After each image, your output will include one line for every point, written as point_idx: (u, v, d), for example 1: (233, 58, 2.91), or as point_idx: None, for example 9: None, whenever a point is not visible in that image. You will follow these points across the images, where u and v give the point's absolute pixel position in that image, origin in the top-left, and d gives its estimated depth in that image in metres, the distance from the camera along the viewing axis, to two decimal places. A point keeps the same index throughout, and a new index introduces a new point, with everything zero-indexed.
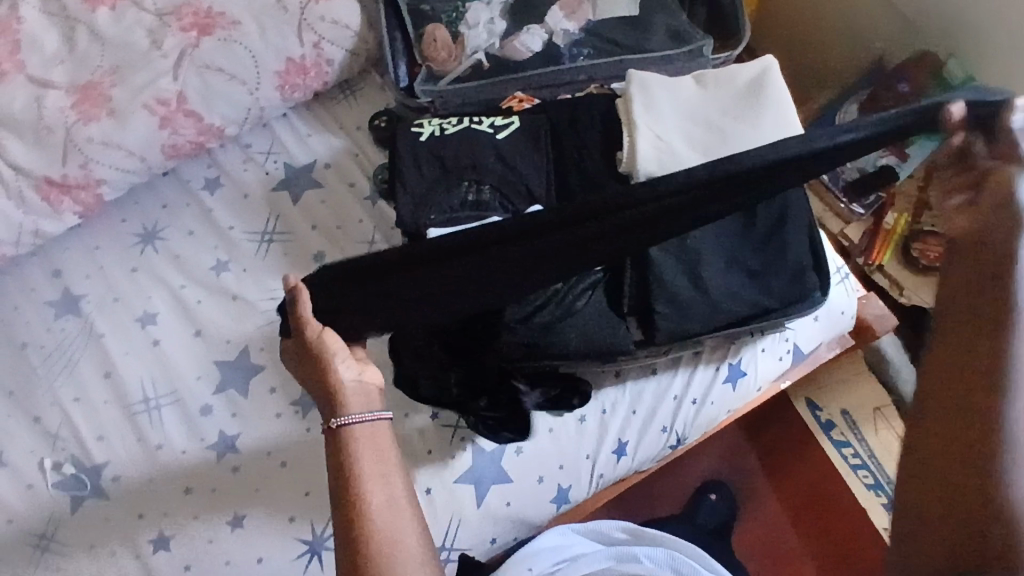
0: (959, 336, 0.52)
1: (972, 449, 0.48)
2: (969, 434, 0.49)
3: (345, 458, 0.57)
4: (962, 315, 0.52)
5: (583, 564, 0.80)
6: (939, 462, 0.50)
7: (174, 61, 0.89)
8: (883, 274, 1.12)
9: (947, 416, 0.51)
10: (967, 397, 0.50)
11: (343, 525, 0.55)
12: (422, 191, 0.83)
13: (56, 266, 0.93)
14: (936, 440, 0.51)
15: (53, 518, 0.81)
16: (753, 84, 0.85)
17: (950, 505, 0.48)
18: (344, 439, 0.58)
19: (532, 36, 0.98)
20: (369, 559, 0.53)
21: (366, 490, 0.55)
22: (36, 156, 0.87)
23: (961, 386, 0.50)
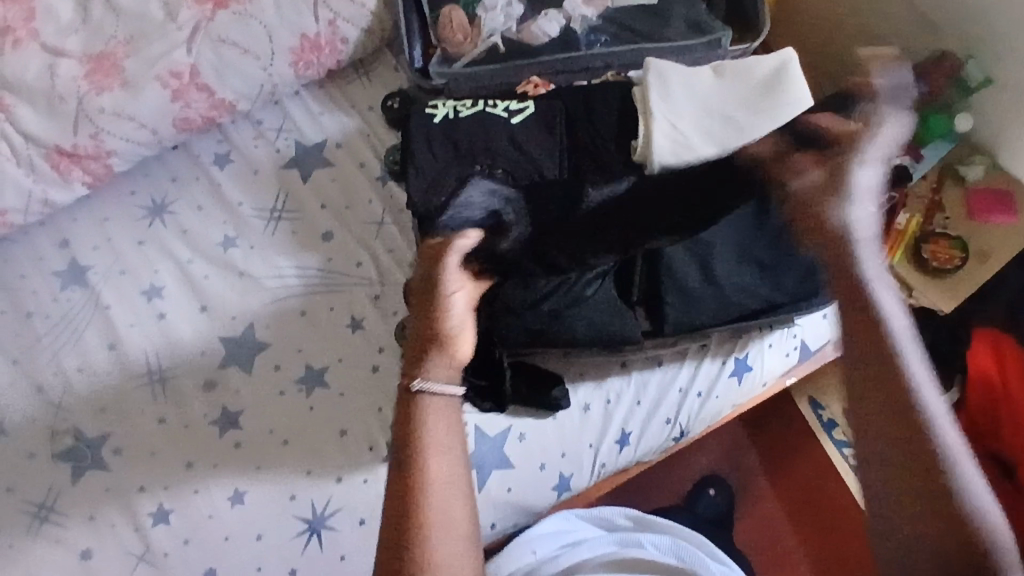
0: (872, 356, 0.57)
1: (929, 450, 0.52)
2: (921, 438, 0.53)
3: (414, 424, 0.60)
4: (867, 335, 0.57)
5: (585, 547, 0.83)
6: (898, 489, 0.54)
7: (189, 34, 0.88)
8: (893, 275, 1.11)
9: (884, 446, 0.54)
10: (902, 410, 0.54)
11: (398, 490, 0.57)
12: (433, 174, 0.82)
13: (63, 236, 0.93)
14: (886, 470, 0.54)
15: (53, 488, 0.81)
16: (771, 77, 0.84)
17: (933, 504, 0.52)
18: (417, 403, 0.61)
19: (550, 21, 0.97)
20: (411, 529, 0.55)
21: (426, 460, 0.58)
22: (46, 124, 0.86)
23: (893, 402, 0.55)
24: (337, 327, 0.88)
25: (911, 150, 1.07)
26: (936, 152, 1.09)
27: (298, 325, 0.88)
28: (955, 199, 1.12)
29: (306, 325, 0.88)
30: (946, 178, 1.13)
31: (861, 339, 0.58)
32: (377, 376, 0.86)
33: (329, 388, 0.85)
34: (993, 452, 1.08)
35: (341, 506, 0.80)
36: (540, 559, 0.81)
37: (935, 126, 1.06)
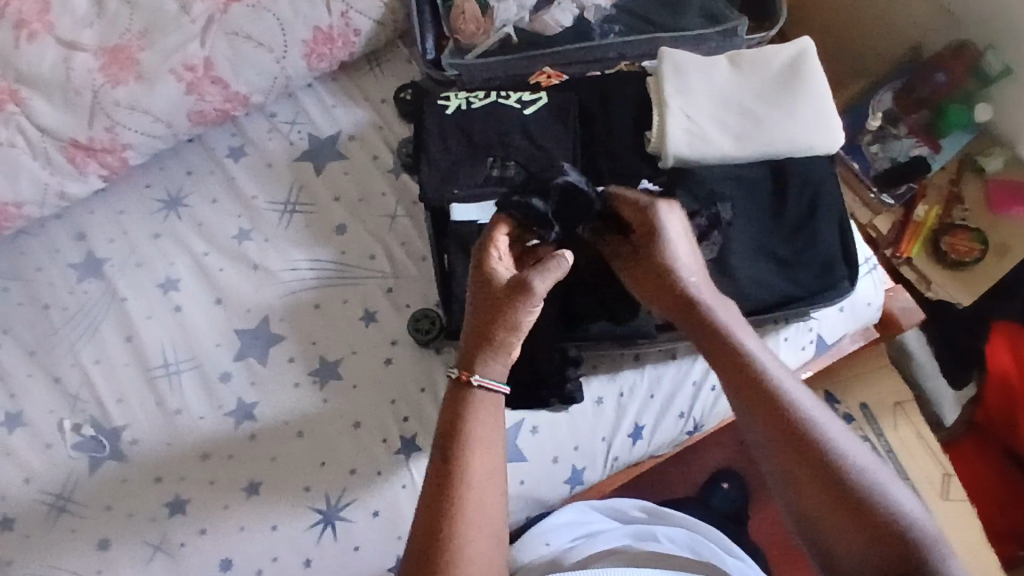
0: (749, 385, 0.63)
1: (822, 459, 0.59)
2: (812, 450, 0.60)
3: (459, 417, 0.62)
4: (740, 373, 0.64)
5: (600, 539, 0.81)
6: (806, 481, 0.59)
7: (203, 26, 0.88)
8: (910, 267, 1.10)
9: (777, 444, 0.61)
10: (790, 431, 0.61)
11: (437, 483, 0.59)
12: (447, 166, 0.83)
13: (80, 229, 0.94)
14: (789, 466, 0.60)
15: (71, 478, 0.82)
16: (788, 68, 0.83)
17: (843, 506, 0.57)
18: (469, 396, 0.64)
19: (563, 11, 0.95)
20: (448, 521, 0.57)
21: (468, 457, 0.60)
22: (62, 117, 0.87)
23: (780, 428, 0.61)
24: (351, 320, 0.88)
25: (928, 140, 1.08)
26: (956, 142, 1.08)
27: (311, 318, 0.88)
28: (975, 192, 1.10)
29: (320, 317, 0.89)
30: (966, 169, 1.11)
31: (734, 376, 0.64)
32: (390, 368, 0.86)
33: (343, 380, 0.86)
34: (1011, 450, 1.10)
35: (355, 497, 0.81)
36: (553, 551, 0.78)
37: (954, 116, 1.07)
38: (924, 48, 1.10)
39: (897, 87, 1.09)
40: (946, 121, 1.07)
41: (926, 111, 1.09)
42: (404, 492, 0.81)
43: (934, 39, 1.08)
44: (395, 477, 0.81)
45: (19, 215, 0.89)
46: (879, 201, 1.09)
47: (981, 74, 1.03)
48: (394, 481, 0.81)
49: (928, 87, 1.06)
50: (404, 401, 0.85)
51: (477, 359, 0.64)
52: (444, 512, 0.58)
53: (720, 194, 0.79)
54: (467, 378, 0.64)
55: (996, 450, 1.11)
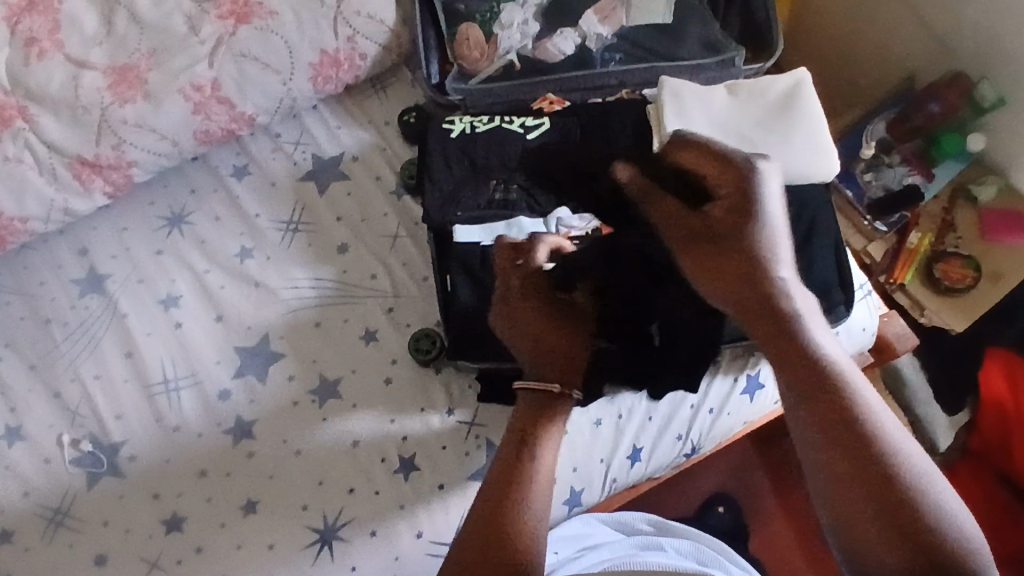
0: (809, 377, 0.55)
1: (879, 477, 0.51)
2: (862, 443, 0.52)
3: (532, 425, 0.64)
4: (802, 359, 0.56)
5: (606, 548, 0.85)
6: (854, 478, 0.52)
7: (211, 48, 0.90)
8: (903, 293, 1.12)
9: (826, 431, 0.54)
10: (849, 438, 0.53)
11: (504, 486, 0.59)
12: (450, 188, 0.84)
13: (83, 244, 0.94)
14: (837, 457, 0.53)
15: (69, 494, 0.82)
16: (785, 96, 0.85)
17: (899, 534, 0.50)
18: (551, 409, 0.65)
19: (565, 39, 0.98)
20: (512, 525, 0.57)
21: (539, 464, 0.61)
22: (69, 134, 0.88)
23: (837, 430, 0.53)
24: (351, 339, 0.89)
25: (920, 168, 1.11)
26: (947, 172, 1.11)
27: (312, 336, 0.89)
28: (969, 220, 1.12)
29: (321, 336, 0.89)
30: (958, 198, 1.13)
31: (796, 364, 0.56)
32: (390, 388, 0.87)
33: (342, 399, 0.86)
34: (1006, 476, 1.09)
35: (353, 517, 0.81)
36: (562, 560, 0.81)
37: (949, 145, 1.09)
38: (917, 79, 1.12)
39: (891, 117, 1.12)
40: (940, 149, 1.09)
41: (919, 140, 1.12)
42: (402, 512, 0.81)
43: (927, 69, 1.11)
44: (393, 497, 0.82)
45: (24, 229, 0.90)
46: (872, 228, 1.10)
47: (977, 106, 1.04)
48: (392, 501, 0.81)
49: (922, 115, 1.08)
50: (403, 421, 0.85)
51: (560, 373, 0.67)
52: (508, 505, 0.58)
53: None
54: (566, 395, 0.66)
55: (992, 475, 1.10)
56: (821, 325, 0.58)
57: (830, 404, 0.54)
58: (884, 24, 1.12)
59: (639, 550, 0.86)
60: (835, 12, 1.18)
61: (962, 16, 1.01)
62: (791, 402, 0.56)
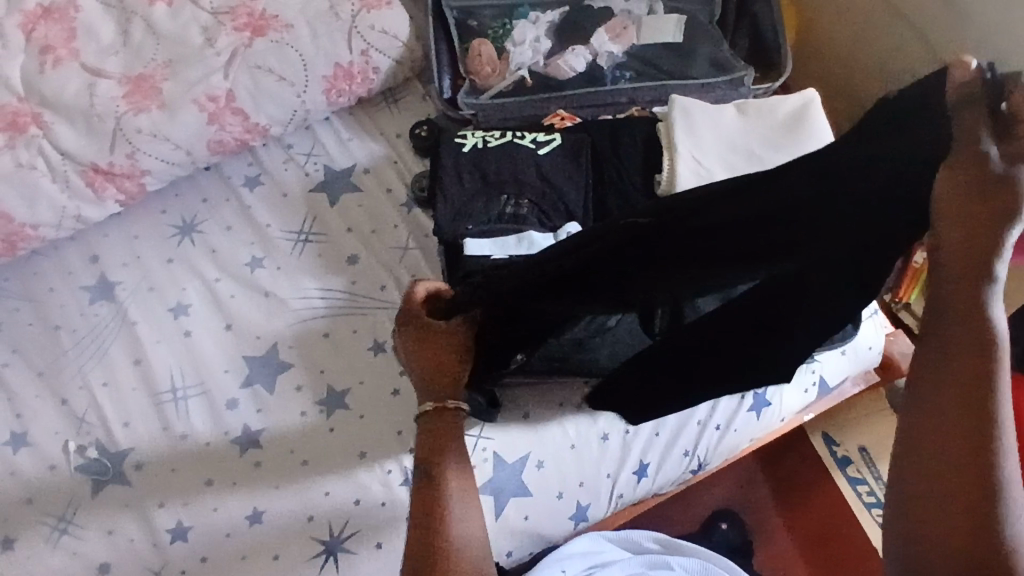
0: (964, 346, 0.47)
1: (979, 466, 0.45)
2: (979, 446, 0.46)
3: (429, 441, 0.65)
4: (967, 328, 0.47)
5: (616, 567, 0.84)
6: (945, 469, 0.47)
7: (226, 59, 0.91)
8: (907, 311, 1.14)
9: (942, 413, 0.47)
10: (972, 409, 0.46)
11: (421, 509, 0.61)
12: (461, 202, 0.85)
13: (93, 252, 0.95)
14: (933, 442, 0.47)
15: (73, 501, 0.81)
16: (793, 116, 0.87)
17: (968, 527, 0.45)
18: (439, 421, 0.66)
19: (577, 57, 1.01)
20: (436, 541, 0.58)
21: (447, 478, 0.62)
22: (84, 142, 0.88)
23: (963, 397, 0.47)
24: (360, 350, 0.89)
25: None
26: None
27: (321, 346, 0.89)
28: None
29: (330, 348, 0.89)
30: None
31: (961, 329, 0.47)
32: (398, 399, 0.87)
33: (349, 410, 0.86)
34: None
35: (359, 528, 0.81)
36: None
37: None
38: None
39: None
40: None
41: None
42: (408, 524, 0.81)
43: None
44: (400, 509, 0.82)
45: (34, 236, 0.90)
46: None
47: None
48: (399, 513, 0.82)
49: None
50: (410, 432, 0.85)
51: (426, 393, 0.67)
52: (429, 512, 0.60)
53: None
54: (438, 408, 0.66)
55: None
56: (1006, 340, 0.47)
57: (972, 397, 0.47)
58: (890, 46, 1.13)
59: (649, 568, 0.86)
60: (839, 36, 1.21)
61: (966, 40, 1.01)
62: (923, 365, 0.49)
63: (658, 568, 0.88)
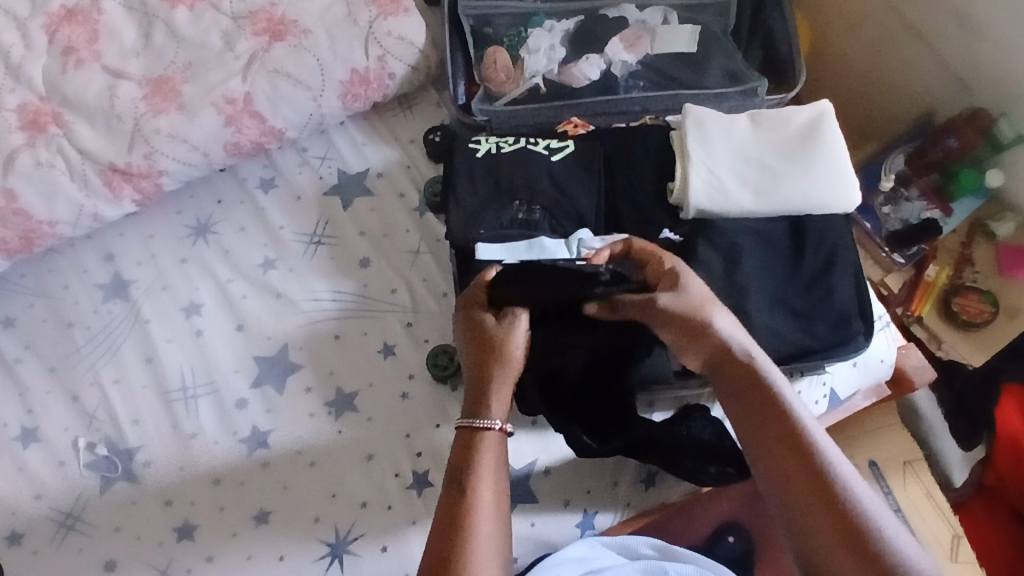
0: (767, 410, 0.63)
1: (835, 495, 0.58)
2: (814, 465, 0.59)
3: (470, 450, 0.64)
4: (757, 393, 0.64)
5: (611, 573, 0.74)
6: (806, 483, 0.59)
7: (245, 63, 0.92)
8: (921, 326, 1.13)
9: (784, 457, 0.60)
10: (787, 431, 0.61)
11: (449, 514, 0.60)
12: (474, 207, 0.85)
13: (108, 250, 0.96)
14: (788, 473, 0.60)
15: (81, 498, 0.82)
16: (806, 128, 0.87)
17: (852, 547, 0.55)
18: (480, 437, 0.65)
19: (591, 66, 1.03)
20: (459, 551, 0.58)
21: (479, 485, 0.62)
22: (102, 141, 0.90)
23: (794, 452, 0.60)
24: (369, 354, 0.89)
25: (938, 203, 1.12)
26: (965, 207, 1.12)
27: (331, 348, 0.90)
28: (985, 255, 1.13)
29: (339, 350, 0.90)
30: (976, 232, 1.14)
31: (752, 397, 0.64)
32: (406, 403, 0.87)
33: (357, 413, 0.86)
34: (1020, 513, 1.08)
35: (365, 531, 0.80)
36: None
37: (965, 180, 1.10)
38: (936, 115, 1.14)
39: (908, 151, 1.12)
40: (957, 183, 1.10)
41: (936, 174, 1.12)
42: (414, 528, 0.80)
43: (946, 105, 1.12)
44: (406, 514, 0.81)
45: (51, 233, 0.91)
46: (890, 260, 1.11)
47: (993, 142, 1.05)
48: (405, 517, 0.81)
49: (939, 150, 1.08)
50: (417, 436, 0.85)
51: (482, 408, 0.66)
52: (456, 512, 0.60)
53: (739, 246, 0.81)
54: (504, 430, 0.65)
55: (1006, 514, 1.09)
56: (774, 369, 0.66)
57: (792, 434, 0.61)
58: (904, 61, 1.14)
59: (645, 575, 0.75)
60: (850, 51, 1.21)
61: (980, 56, 1.02)
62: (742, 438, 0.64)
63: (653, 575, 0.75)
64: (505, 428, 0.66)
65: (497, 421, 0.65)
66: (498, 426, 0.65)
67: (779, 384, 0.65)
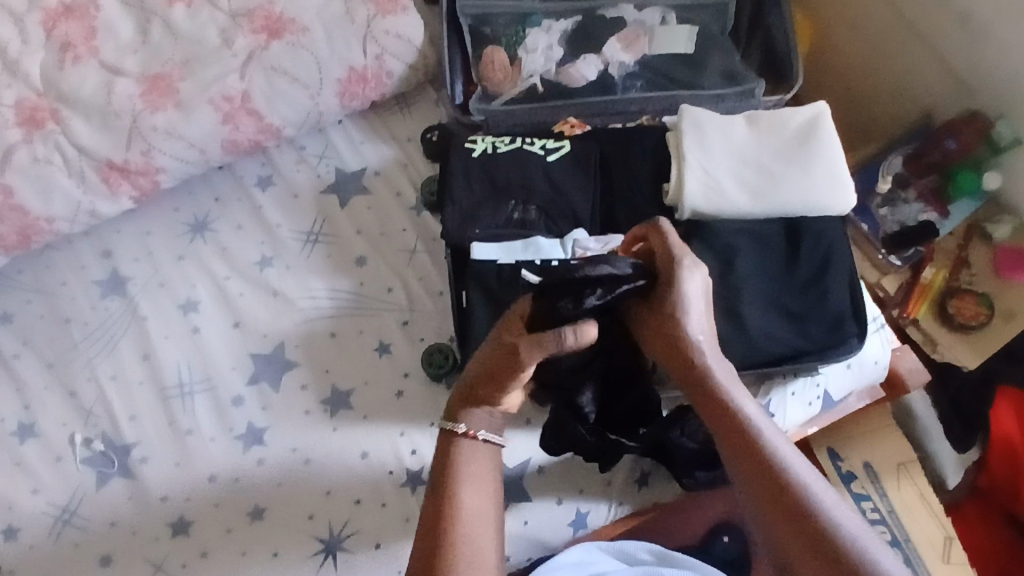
0: (734, 430, 0.63)
1: (804, 510, 0.58)
2: (777, 479, 0.60)
3: (449, 458, 0.66)
4: (722, 415, 0.65)
5: None
6: (773, 499, 0.59)
7: (243, 61, 0.92)
8: (916, 328, 1.12)
9: (750, 475, 0.61)
10: (752, 448, 0.62)
11: (432, 519, 0.61)
12: (470, 207, 0.86)
13: (106, 247, 0.96)
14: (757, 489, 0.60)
15: (77, 493, 0.83)
16: (803, 130, 0.87)
17: (822, 560, 0.55)
18: (457, 443, 0.67)
19: (589, 67, 1.03)
20: (446, 553, 0.59)
21: (460, 488, 0.63)
22: (100, 138, 0.90)
23: (760, 474, 0.60)
24: (366, 352, 0.90)
25: (936, 205, 1.12)
26: (962, 210, 1.12)
27: (326, 347, 0.90)
28: (982, 257, 1.13)
29: (334, 347, 0.90)
30: (974, 235, 1.14)
31: (720, 419, 0.65)
32: (401, 401, 0.87)
33: (352, 411, 0.86)
34: (1014, 517, 1.09)
35: (358, 529, 0.80)
36: None
37: (964, 182, 1.09)
38: (935, 117, 1.14)
39: (907, 152, 1.12)
40: (956, 186, 1.10)
41: (933, 176, 1.12)
42: (408, 525, 0.81)
43: (945, 107, 1.12)
44: (400, 512, 0.81)
45: (49, 230, 0.92)
46: (887, 262, 1.11)
47: (993, 144, 1.05)
48: (399, 514, 0.81)
49: (940, 152, 1.09)
50: (412, 435, 0.85)
51: (458, 412, 0.68)
52: (438, 516, 0.61)
53: (735, 248, 0.81)
54: (475, 434, 0.67)
55: (999, 517, 1.09)
56: (741, 391, 0.67)
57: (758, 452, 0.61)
58: (904, 63, 1.14)
59: None
60: (850, 51, 1.21)
61: (980, 58, 1.02)
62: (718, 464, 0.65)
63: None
64: (473, 433, 0.67)
65: (464, 425, 0.67)
66: (467, 431, 0.67)
67: (746, 407, 0.65)
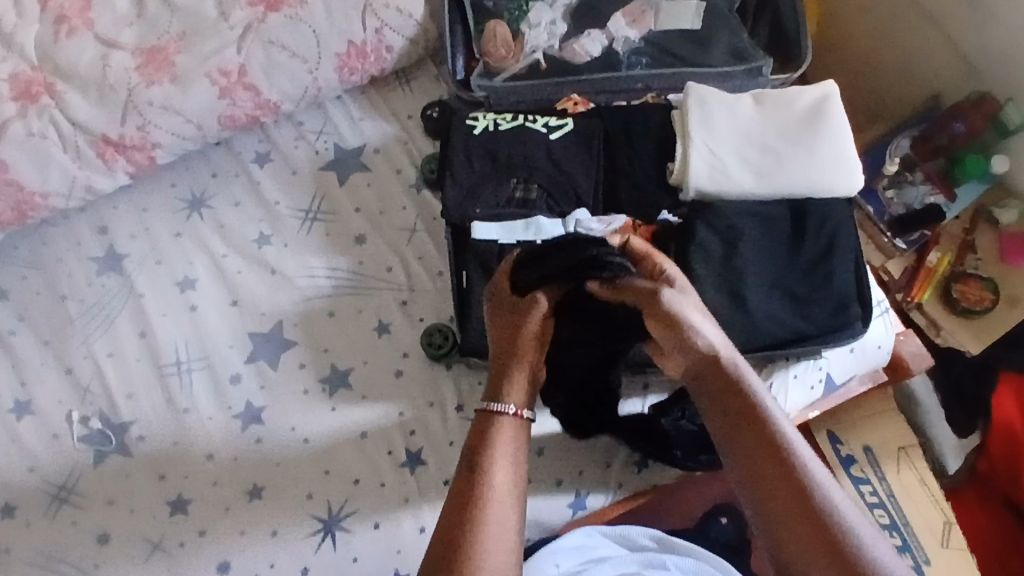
0: (744, 409, 0.62)
1: (808, 494, 0.58)
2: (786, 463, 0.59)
3: (487, 433, 0.64)
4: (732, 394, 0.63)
5: (610, 565, 0.74)
6: (779, 481, 0.59)
7: (240, 33, 0.91)
8: (920, 312, 1.11)
9: (756, 456, 0.61)
10: (760, 429, 0.61)
11: (462, 495, 0.60)
12: (471, 184, 0.84)
13: (102, 223, 0.95)
14: (764, 470, 0.60)
15: (75, 471, 0.82)
16: (810, 109, 0.85)
17: (827, 549, 0.56)
18: (496, 420, 0.64)
19: (593, 42, 1.01)
20: (469, 527, 0.58)
21: (493, 466, 0.61)
22: (95, 112, 0.88)
23: (770, 463, 0.60)
24: (365, 332, 0.89)
25: (942, 188, 1.10)
26: (969, 193, 1.11)
27: (325, 326, 0.89)
28: (987, 242, 1.12)
29: (334, 327, 0.89)
30: (980, 220, 1.13)
31: (729, 399, 0.63)
32: (400, 381, 0.86)
33: (352, 390, 0.86)
34: (1015, 503, 1.08)
35: (357, 508, 0.80)
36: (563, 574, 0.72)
37: (971, 167, 1.07)
38: (943, 98, 1.11)
39: (914, 134, 1.11)
40: (963, 169, 1.08)
41: (941, 160, 1.10)
42: (406, 505, 0.80)
43: (954, 88, 1.10)
44: (398, 491, 0.81)
45: (44, 205, 0.90)
46: (892, 245, 1.10)
47: (1001, 127, 1.04)
48: (397, 495, 0.81)
49: (946, 134, 1.07)
50: (411, 415, 0.85)
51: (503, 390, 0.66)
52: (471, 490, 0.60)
53: (739, 229, 0.80)
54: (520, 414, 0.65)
55: (999, 502, 1.09)
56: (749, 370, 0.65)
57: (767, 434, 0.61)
58: (912, 43, 1.12)
59: (644, 568, 0.75)
60: (857, 29, 1.19)
61: (989, 40, 1.00)
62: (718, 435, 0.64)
63: (653, 568, 0.75)
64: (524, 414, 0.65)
65: (512, 405, 0.65)
66: (514, 411, 0.65)
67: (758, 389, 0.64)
